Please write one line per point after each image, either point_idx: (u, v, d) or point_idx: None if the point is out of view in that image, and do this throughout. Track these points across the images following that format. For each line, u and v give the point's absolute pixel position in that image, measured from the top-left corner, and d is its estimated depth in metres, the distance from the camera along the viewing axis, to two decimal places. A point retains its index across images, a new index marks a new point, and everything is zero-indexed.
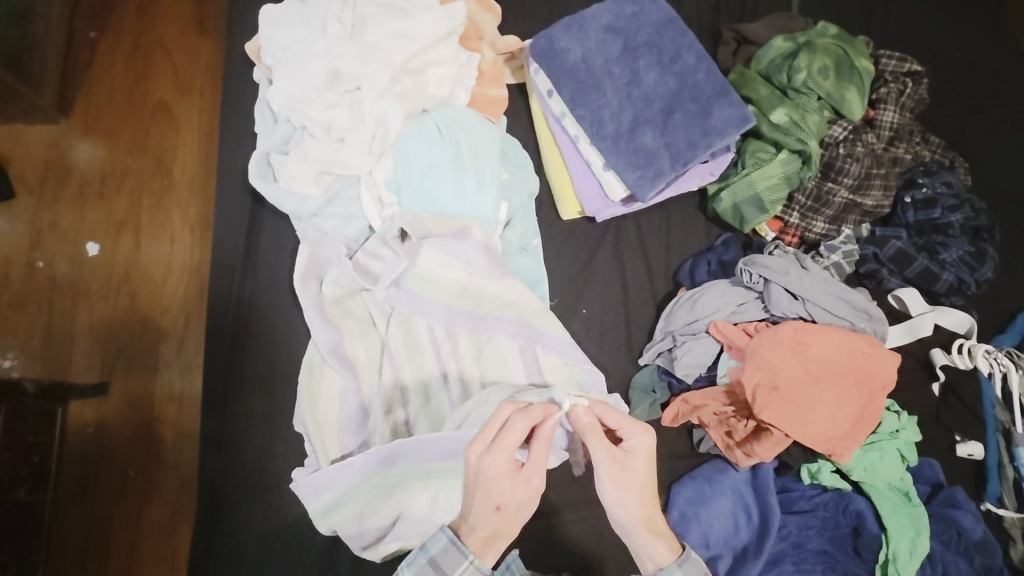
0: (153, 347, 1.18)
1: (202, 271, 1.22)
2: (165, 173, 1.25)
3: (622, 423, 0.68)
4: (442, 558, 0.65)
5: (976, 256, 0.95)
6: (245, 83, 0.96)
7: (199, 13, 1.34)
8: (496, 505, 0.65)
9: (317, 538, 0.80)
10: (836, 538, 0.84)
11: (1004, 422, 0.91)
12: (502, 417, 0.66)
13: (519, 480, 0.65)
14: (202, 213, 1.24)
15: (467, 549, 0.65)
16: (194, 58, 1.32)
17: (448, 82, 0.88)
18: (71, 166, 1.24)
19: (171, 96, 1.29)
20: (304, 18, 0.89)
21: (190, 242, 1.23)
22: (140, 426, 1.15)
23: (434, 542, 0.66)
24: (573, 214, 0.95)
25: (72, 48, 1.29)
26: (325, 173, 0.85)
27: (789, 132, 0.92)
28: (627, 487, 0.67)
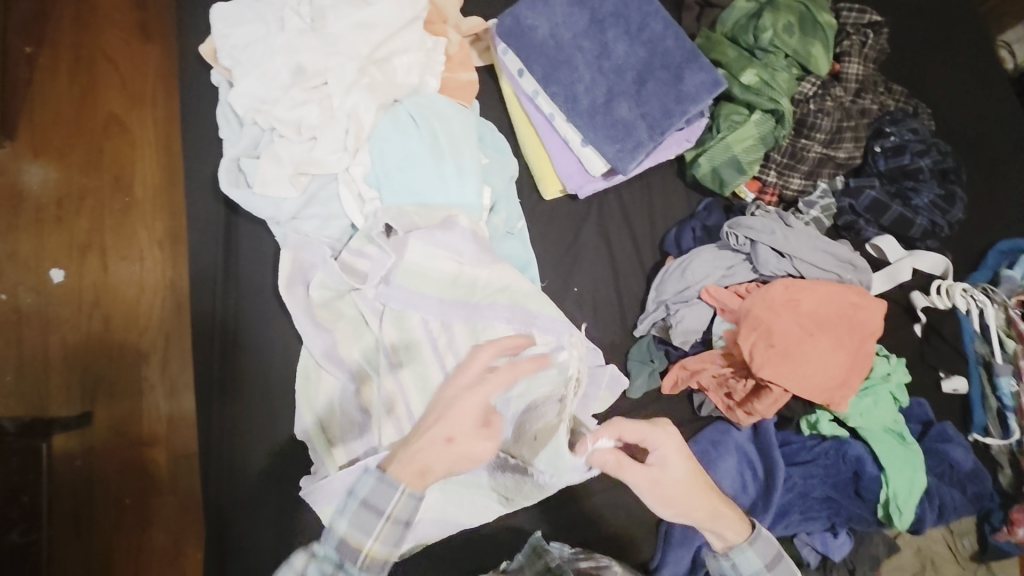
0: (135, 370, 1.14)
1: (177, 288, 1.18)
2: (125, 190, 1.20)
3: (645, 436, 0.69)
4: (371, 495, 0.64)
5: (946, 198, 0.98)
6: (204, 88, 0.92)
7: (142, 18, 1.28)
8: (447, 436, 0.65)
9: None
10: (838, 484, 0.87)
11: (984, 355, 0.95)
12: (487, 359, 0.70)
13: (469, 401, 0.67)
14: (170, 228, 1.20)
15: (396, 481, 0.64)
16: (142, 67, 1.26)
17: (416, 69, 0.87)
18: (23, 192, 1.18)
19: (122, 108, 1.23)
20: (260, 14, 0.86)
21: (161, 259, 1.19)
22: (130, 453, 1.11)
23: (363, 485, 0.65)
24: (555, 193, 0.94)
25: (8, 65, 1.22)
26: (300, 174, 0.82)
27: (761, 91, 0.93)
28: (668, 495, 0.69)
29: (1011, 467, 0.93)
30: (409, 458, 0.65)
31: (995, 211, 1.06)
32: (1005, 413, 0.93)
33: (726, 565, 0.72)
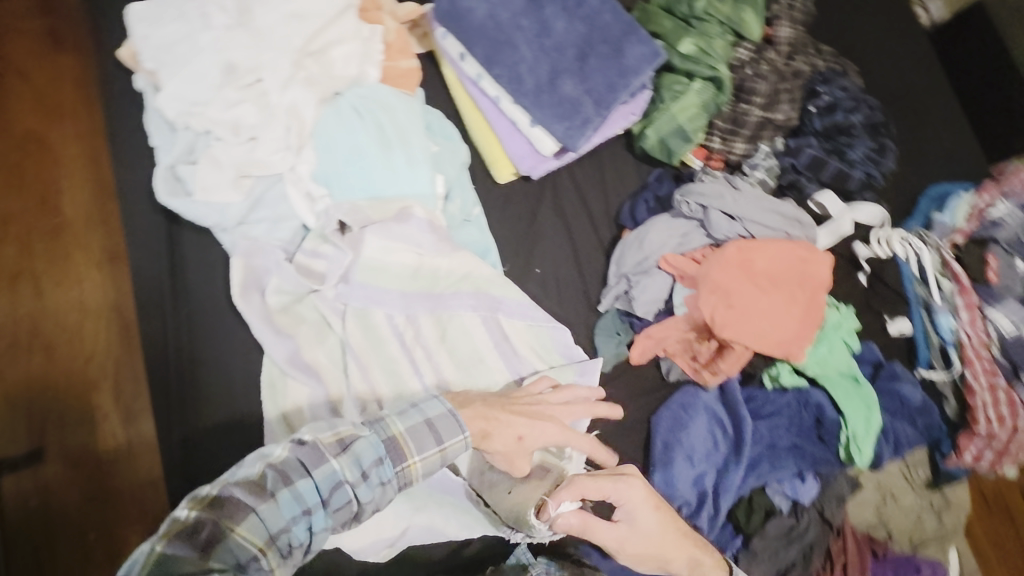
0: (86, 399, 1.08)
1: (122, 309, 1.12)
2: (54, 210, 1.13)
3: (605, 493, 0.70)
4: (439, 421, 0.64)
5: (877, 150, 1.03)
6: (129, 94, 0.87)
7: (50, 25, 1.19)
8: (518, 435, 0.69)
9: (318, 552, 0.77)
10: (802, 432, 0.91)
11: (923, 297, 1.01)
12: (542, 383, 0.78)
13: (550, 419, 0.72)
14: (109, 246, 1.14)
15: (463, 424, 0.66)
16: (56, 78, 1.18)
17: (355, 59, 0.84)
18: None
19: (41, 123, 1.16)
20: (181, 11, 0.81)
21: (102, 280, 1.12)
22: (90, 486, 1.06)
23: (431, 407, 0.65)
24: (508, 176, 0.94)
25: None
26: (243, 177, 0.78)
27: (699, 60, 0.95)
28: (640, 550, 0.71)
29: (955, 397, 1.00)
30: (483, 415, 0.70)
31: (923, 160, 1.13)
32: (946, 348, 0.99)
33: None
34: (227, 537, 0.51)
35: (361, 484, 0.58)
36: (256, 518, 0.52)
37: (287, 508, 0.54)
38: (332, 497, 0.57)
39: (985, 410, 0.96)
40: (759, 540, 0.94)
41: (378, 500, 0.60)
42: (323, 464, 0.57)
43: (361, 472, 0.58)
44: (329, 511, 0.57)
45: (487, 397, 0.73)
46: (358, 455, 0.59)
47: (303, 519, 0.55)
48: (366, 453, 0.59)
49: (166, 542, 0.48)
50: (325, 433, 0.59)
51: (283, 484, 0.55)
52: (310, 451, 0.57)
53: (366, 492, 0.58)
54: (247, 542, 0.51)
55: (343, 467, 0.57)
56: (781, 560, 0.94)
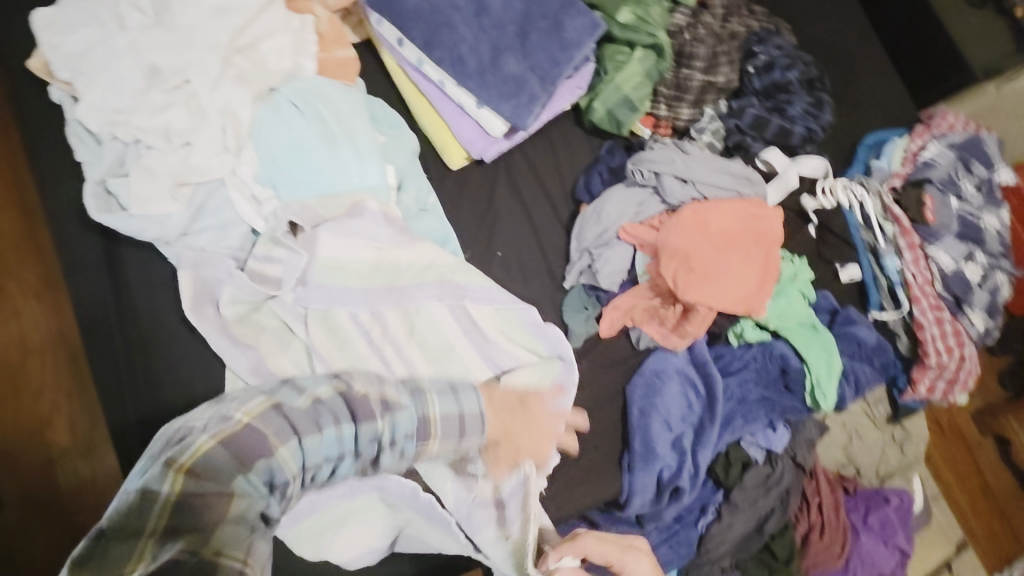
0: (40, 436, 1.02)
1: (67, 337, 1.06)
2: None
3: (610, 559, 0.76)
4: (470, 414, 0.68)
5: (815, 105, 1.07)
6: (45, 108, 0.81)
7: None
8: (515, 448, 0.75)
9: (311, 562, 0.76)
10: (770, 383, 0.94)
11: (870, 242, 1.06)
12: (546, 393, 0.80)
13: (546, 434, 0.77)
14: (45, 272, 1.07)
15: (484, 427, 0.70)
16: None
17: (288, 52, 0.81)
18: None
19: None
20: (91, 14, 0.76)
21: (42, 308, 1.06)
22: (55, 527, 1.00)
23: (466, 398, 0.69)
24: (460, 160, 0.92)
25: None
26: (181, 185, 0.74)
27: (639, 28, 0.95)
28: None
29: (907, 334, 1.04)
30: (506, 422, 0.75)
31: (858, 110, 1.17)
32: (894, 288, 1.04)
33: None
34: (270, 454, 0.52)
35: (387, 450, 0.60)
36: (302, 444, 0.54)
37: (327, 446, 0.56)
38: (364, 450, 0.59)
39: (934, 343, 1.02)
40: (739, 491, 0.98)
41: (395, 465, 0.63)
42: (369, 419, 0.59)
43: (393, 439, 0.61)
44: (355, 462, 0.59)
45: (507, 402, 0.77)
46: (396, 421, 0.61)
47: (334, 461, 0.57)
48: (404, 424, 0.62)
49: (218, 440, 0.50)
50: (372, 391, 0.62)
51: (332, 423, 0.57)
52: (360, 403, 0.60)
53: (388, 457, 0.61)
54: (285, 464, 0.53)
55: (382, 428, 0.60)
56: (761, 506, 0.99)
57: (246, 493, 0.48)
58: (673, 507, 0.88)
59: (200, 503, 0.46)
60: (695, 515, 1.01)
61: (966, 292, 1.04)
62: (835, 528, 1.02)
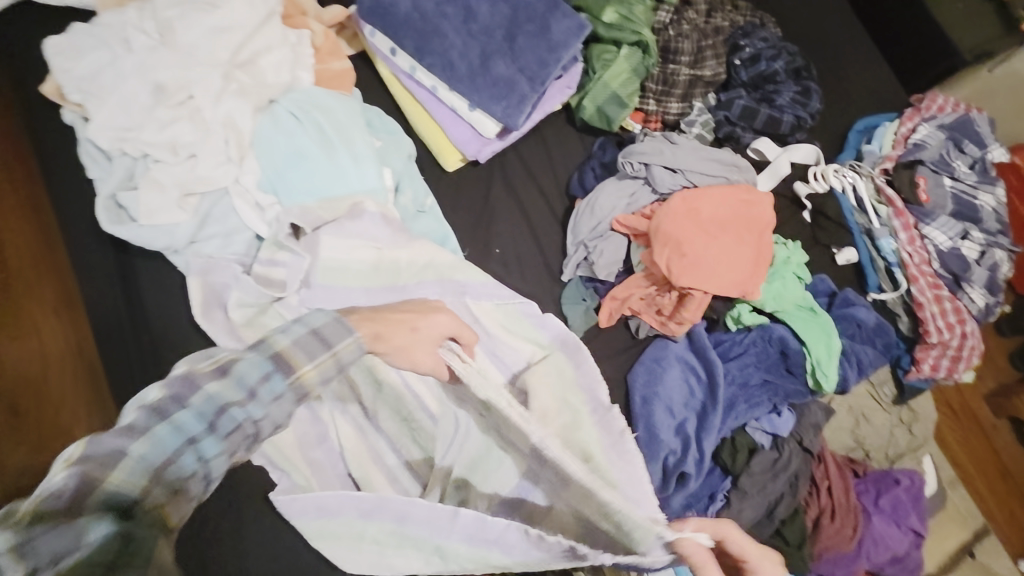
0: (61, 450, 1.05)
1: (84, 351, 1.11)
2: None
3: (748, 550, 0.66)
4: (324, 328, 0.59)
5: (803, 94, 1.09)
6: (58, 129, 0.86)
7: None
8: (411, 327, 0.66)
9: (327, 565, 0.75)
10: (771, 367, 0.95)
11: (864, 225, 1.07)
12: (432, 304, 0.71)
13: (421, 334, 0.67)
14: (63, 290, 1.12)
15: (349, 324, 0.61)
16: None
17: (286, 66, 0.84)
18: None
19: None
20: (100, 39, 0.80)
21: (62, 325, 1.11)
22: None
23: (314, 318, 0.60)
24: (456, 162, 0.95)
25: None
26: (188, 196, 0.78)
27: (623, 27, 0.98)
28: None
29: (907, 315, 1.05)
30: (369, 319, 0.64)
31: (846, 98, 1.19)
32: (891, 269, 1.05)
33: None
34: (104, 484, 0.46)
35: (250, 405, 0.54)
36: (135, 456, 0.48)
37: (170, 439, 0.50)
38: (219, 420, 0.53)
39: (934, 321, 1.02)
40: (746, 477, 0.99)
41: (276, 417, 0.56)
42: (194, 391, 0.52)
43: (247, 392, 0.54)
44: (220, 439, 0.53)
45: (367, 315, 0.66)
46: (238, 374, 0.54)
47: (189, 448, 0.51)
48: (249, 373, 0.55)
49: (36, 503, 0.44)
50: (207, 362, 0.55)
51: (163, 419, 0.50)
52: (187, 378, 0.53)
53: (257, 409, 0.55)
54: (129, 483, 0.47)
55: (222, 389, 0.53)
56: (769, 492, 1.00)
57: (100, 524, 0.43)
58: (679, 496, 0.89)
59: (48, 552, 0.42)
60: (703, 503, 1.01)
61: (964, 270, 1.04)
62: (845, 510, 1.01)
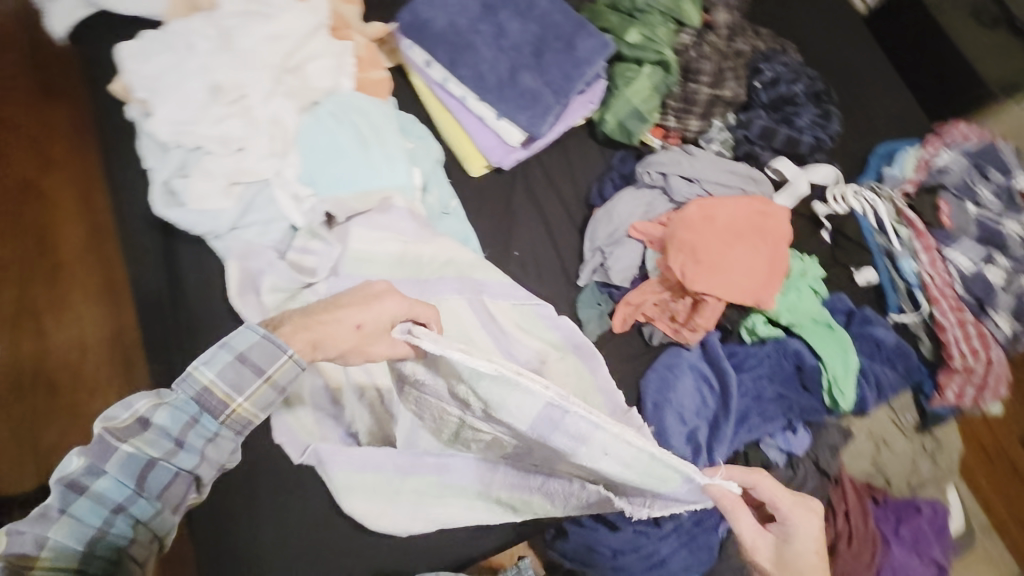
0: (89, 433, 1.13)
1: (120, 339, 1.21)
2: (49, 251, 1.24)
3: (779, 498, 0.64)
4: (251, 352, 0.61)
5: (823, 116, 1.12)
6: (120, 125, 0.94)
7: (41, 79, 1.34)
8: (355, 324, 0.62)
9: (344, 538, 0.80)
10: (785, 380, 0.94)
11: (884, 246, 1.07)
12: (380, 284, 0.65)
13: (364, 333, 0.63)
14: (106, 282, 1.23)
15: (282, 343, 0.61)
16: (54, 134, 1.31)
17: (329, 72, 0.91)
18: None
19: (35, 171, 1.28)
20: (165, 43, 0.88)
21: (101, 314, 1.21)
22: None
23: (242, 341, 0.61)
24: (481, 168, 1.00)
25: None
26: (232, 184, 0.84)
27: (647, 46, 1.03)
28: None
29: (929, 337, 1.04)
30: (306, 325, 0.62)
31: (866, 124, 1.22)
32: (913, 291, 1.05)
33: None
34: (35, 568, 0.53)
35: (173, 459, 0.60)
36: (61, 537, 0.55)
37: (94, 512, 0.56)
38: (149, 476, 0.59)
39: (957, 345, 1.00)
40: None
41: (219, 453, 0.62)
42: (113, 455, 0.58)
43: (175, 442, 0.60)
44: (154, 496, 0.59)
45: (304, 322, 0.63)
46: (165, 428, 0.60)
47: (120, 514, 0.57)
48: (173, 427, 0.60)
49: None
50: (124, 417, 0.59)
51: (81, 494, 0.56)
52: (98, 445, 0.58)
53: (185, 459, 0.60)
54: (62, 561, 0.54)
55: (141, 450, 0.59)
56: None
57: None
58: None
59: None
60: (713, 519, 1.00)
61: (988, 295, 1.03)
62: (863, 537, 0.98)
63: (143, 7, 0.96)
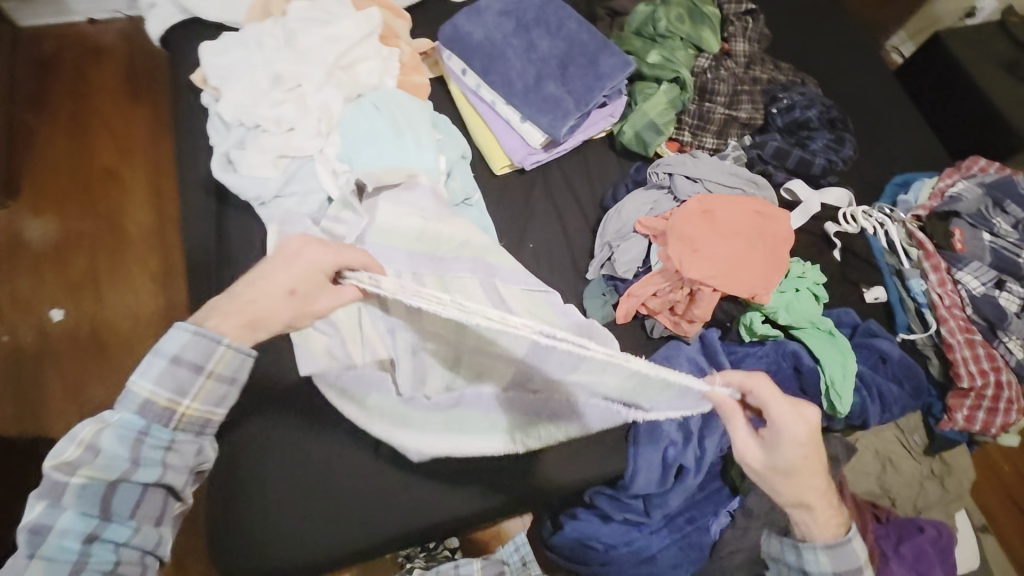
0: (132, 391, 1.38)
1: (165, 314, 1.46)
2: (120, 231, 1.53)
3: (769, 403, 0.70)
4: (185, 353, 0.69)
5: (837, 141, 1.16)
6: (194, 109, 1.09)
7: (132, 91, 1.68)
8: (287, 289, 0.70)
9: (343, 483, 0.86)
10: (783, 380, 0.96)
11: (895, 266, 1.10)
12: (298, 243, 0.71)
13: (301, 293, 0.71)
14: (160, 265, 1.51)
15: (216, 336, 0.70)
16: (133, 135, 1.64)
17: (376, 72, 1.03)
18: (25, 240, 1.51)
19: (117, 163, 1.60)
20: (241, 41, 1.03)
21: (153, 292, 1.48)
22: None
23: (175, 346, 0.69)
24: (504, 167, 1.09)
25: (16, 140, 1.60)
26: (282, 157, 0.96)
27: (665, 66, 1.12)
28: (775, 473, 0.71)
29: (938, 357, 1.04)
30: (237, 309, 0.71)
31: (884, 154, 1.25)
32: (922, 310, 1.06)
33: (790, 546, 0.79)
34: None
35: (130, 481, 0.66)
36: None
37: (64, 547, 0.62)
38: (112, 497, 0.65)
39: (965, 364, 1.00)
40: (753, 495, 0.99)
41: (183, 456, 0.69)
42: (67, 490, 0.63)
43: (130, 460, 0.66)
44: (126, 517, 0.65)
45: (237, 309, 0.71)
46: (115, 449, 0.66)
47: (96, 542, 0.63)
48: (120, 448, 0.66)
49: None
50: (66, 451, 0.64)
51: (45, 534, 0.62)
52: (50, 483, 0.63)
53: (146, 471, 0.66)
54: None
55: (95, 476, 0.64)
56: (777, 513, 0.98)
57: None
58: (677, 491, 0.91)
59: None
60: (706, 519, 1.02)
61: (999, 317, 1.02)
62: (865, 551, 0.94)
63: (227, 14, 1.13)
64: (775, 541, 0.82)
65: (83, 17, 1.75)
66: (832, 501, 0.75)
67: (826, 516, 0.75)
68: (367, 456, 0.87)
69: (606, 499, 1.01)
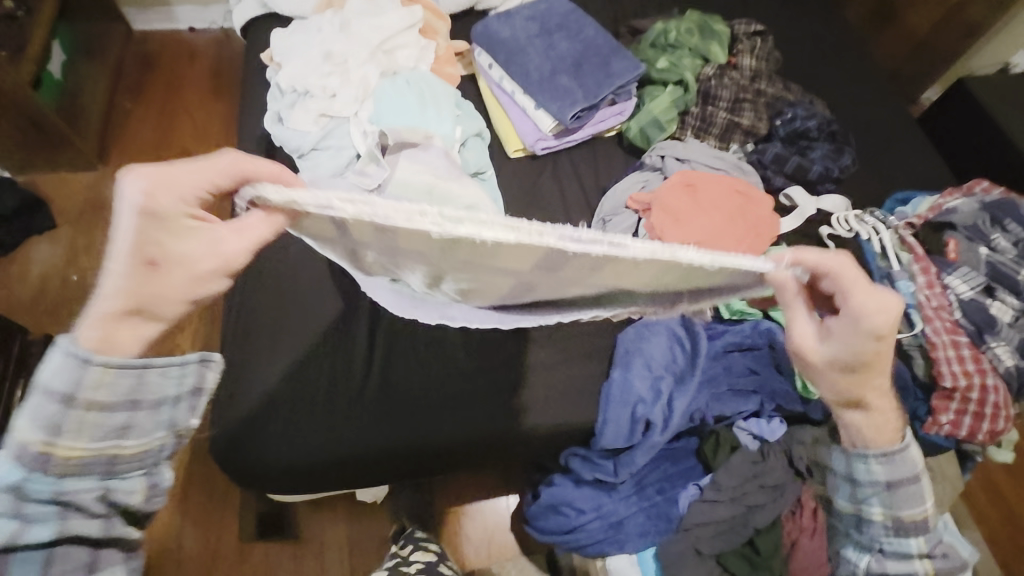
0: None
1: None
2: None
3: (842, 289, 0.60)
4: (54, 377, 0.51)
5: (835, 151, 1.22)
6: (259, 82, 1.27)
7: (215, 85, 1.94)
8: (145, 259, 0.50)
9: (326, 400, 0.92)
10: (758, 357, 1.02)
11: (885, 269, 1.12)
12: (123, 189, 0.47)
13: (186, 257, 0.52)
14: None
15: (85, 350, 0.52)
16: (211, 120, 1.88)
17: (413, 58, 1.19)
18: (106, 199, 1.73)
19: (194, 143, 1.83)
20: (303, 25, 1.21)
21: None
22: None
23: (39, 368, 0.52)
24: (517, 150, 1.21)
25: (113, 117, 1.86)
26: (322, 116, 1.11)
27: (672, 71, 1.24)
28: (839, 364, 0.63)
29: (922, 356, 1.05)
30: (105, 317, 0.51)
31: (887, 172, 1.30)
32: (909, 312, 1.08)
33: (844, 463, 0.78)
34: None
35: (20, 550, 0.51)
36: None
37: None
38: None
39: (947, 364, 1.00)
40: (724, 471, 1.00)
41: (89, 502, 0.54)
42: None
43: (13, 521, 0.51)
44: None
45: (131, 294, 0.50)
46: None
47: None
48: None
49: None
50: None
51: None
52: None
53: (38, 532, 0.52)
54: None
55: None
56: (746, 491, 1.00)
57: None
58: (643, 447, 0.95)
59: None
60: (677, 492, 1.05)
61: (988, 323, 1.03)
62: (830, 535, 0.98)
63: (297, 8, 1.33)
64: (831, 454, 0.82)
65: (186, 25, 2.05)
66: (892, 406, 0.71)
67: (886, 423, 0.72)
68: (355, 373, 0.95)
69: (579, 461, 1.04)
